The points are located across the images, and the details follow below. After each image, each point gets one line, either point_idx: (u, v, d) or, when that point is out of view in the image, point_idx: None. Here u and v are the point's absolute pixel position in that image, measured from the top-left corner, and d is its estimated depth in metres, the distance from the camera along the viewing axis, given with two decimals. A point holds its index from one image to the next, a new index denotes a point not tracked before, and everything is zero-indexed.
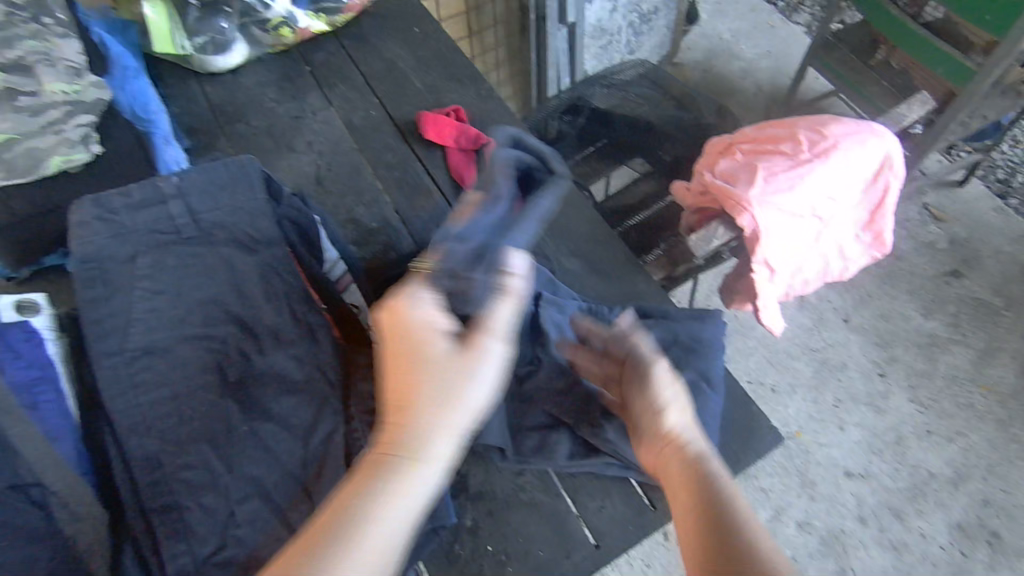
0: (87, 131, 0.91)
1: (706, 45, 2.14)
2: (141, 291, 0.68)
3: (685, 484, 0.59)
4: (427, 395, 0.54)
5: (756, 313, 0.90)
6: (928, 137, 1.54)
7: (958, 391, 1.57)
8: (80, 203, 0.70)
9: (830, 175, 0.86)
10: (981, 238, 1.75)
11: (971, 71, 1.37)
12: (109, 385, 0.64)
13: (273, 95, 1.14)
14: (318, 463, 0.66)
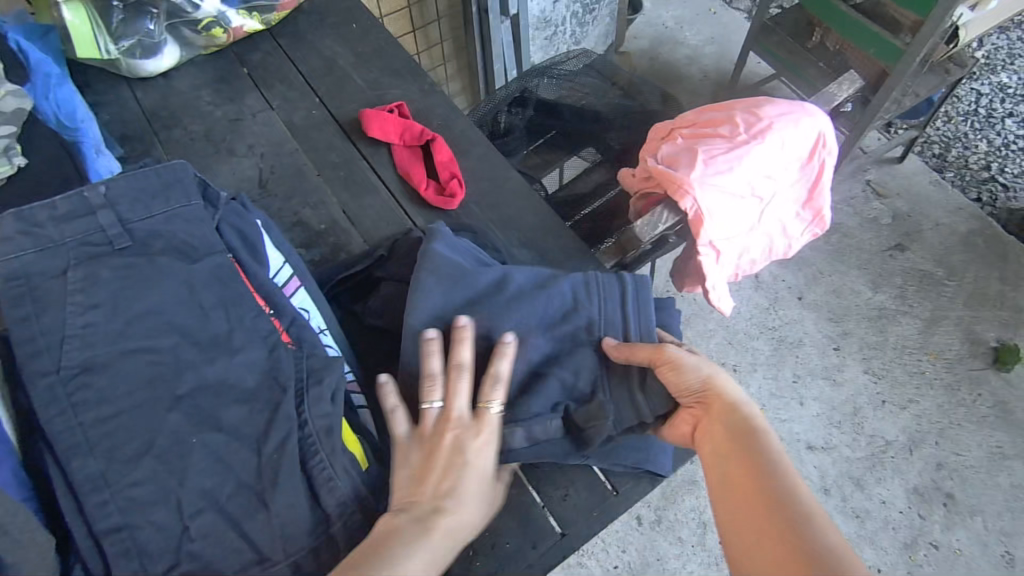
0: (8, 142, 0.88)
1: (651, 34, 2.17)
2: (74, 305, 0.65)
3: (754, 478, 0.63)
4: (435, 474, 0.63)
5: (706, 294, 0.92)
6: (864, 117, 1.59)
7: (908, 360, 1.64)
8: (1, 218, 0.66)
9: (766, 155, 0.88)
10: (921, 211, 1.82)
11: (900, 50, 1.43)
12: (45, 406, 0.61)
13: (210, 98, 1.10)
14: (273, 471, 0.64)
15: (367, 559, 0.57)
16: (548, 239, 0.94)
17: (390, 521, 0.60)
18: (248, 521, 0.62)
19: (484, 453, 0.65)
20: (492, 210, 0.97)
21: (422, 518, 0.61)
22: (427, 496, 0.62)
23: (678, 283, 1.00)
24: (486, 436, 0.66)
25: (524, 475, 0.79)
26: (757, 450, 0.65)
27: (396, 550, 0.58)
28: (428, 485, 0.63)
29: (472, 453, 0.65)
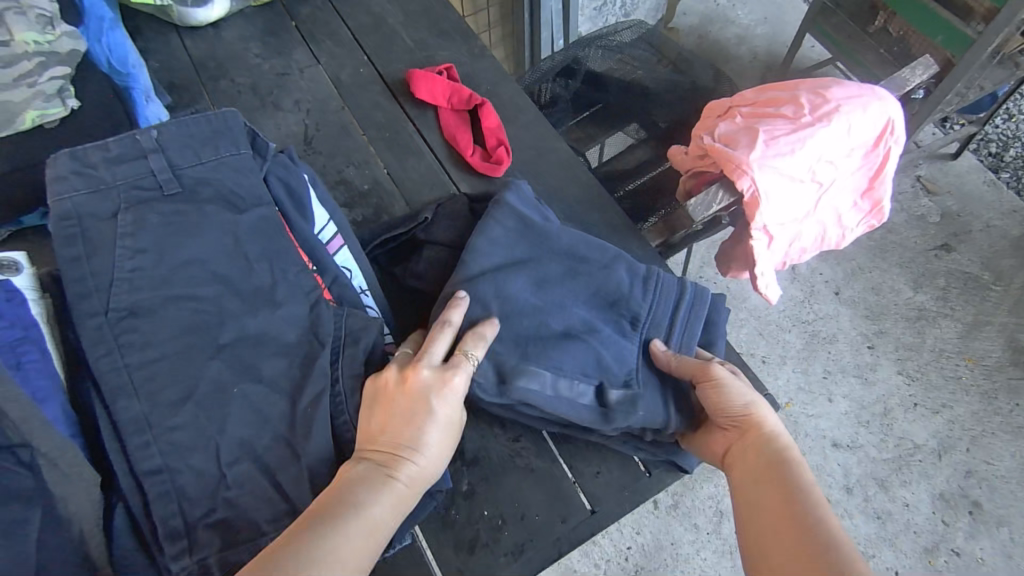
0: (62, 84, 0.88)
1: (702, 10, 2.10)
2: (123, 249, 0.65)
3: (777, 496, 0.63)
4: (406, 422, 0.61)
5: (753, 281, 0.90)
6: (924, 108, 1.52)
7: (944, 364, 1.59)
8: (56, 157, 0.66)
9: (831, 139, 0.85)
10: (972, 211, 1.75)
11: (969, 39, 1.36)
12: (92, 347, 0.62)
13: (258, 51, 1.09)
14: (306, 425, 0.63)
15: (322, 511, 0.55)
16: (592, 213, 0.92)
17: (356, 471, 0.59)
18: (282, 473, 0.62)
19: (450, 403, 0.63)
20: (536, 180, 0.95)
21: (384, 466, 0.59)
22: (394, 444, 0.61)
23: (722, 267, 0.97)
24: (456, 387, 0.63)
25: (557, 449, 0.78)
26: (791, 475, 0.64)
27: (357, 500, 0.57)
28: (393, 433, 0.61)
29: (440, 403, 0.62)
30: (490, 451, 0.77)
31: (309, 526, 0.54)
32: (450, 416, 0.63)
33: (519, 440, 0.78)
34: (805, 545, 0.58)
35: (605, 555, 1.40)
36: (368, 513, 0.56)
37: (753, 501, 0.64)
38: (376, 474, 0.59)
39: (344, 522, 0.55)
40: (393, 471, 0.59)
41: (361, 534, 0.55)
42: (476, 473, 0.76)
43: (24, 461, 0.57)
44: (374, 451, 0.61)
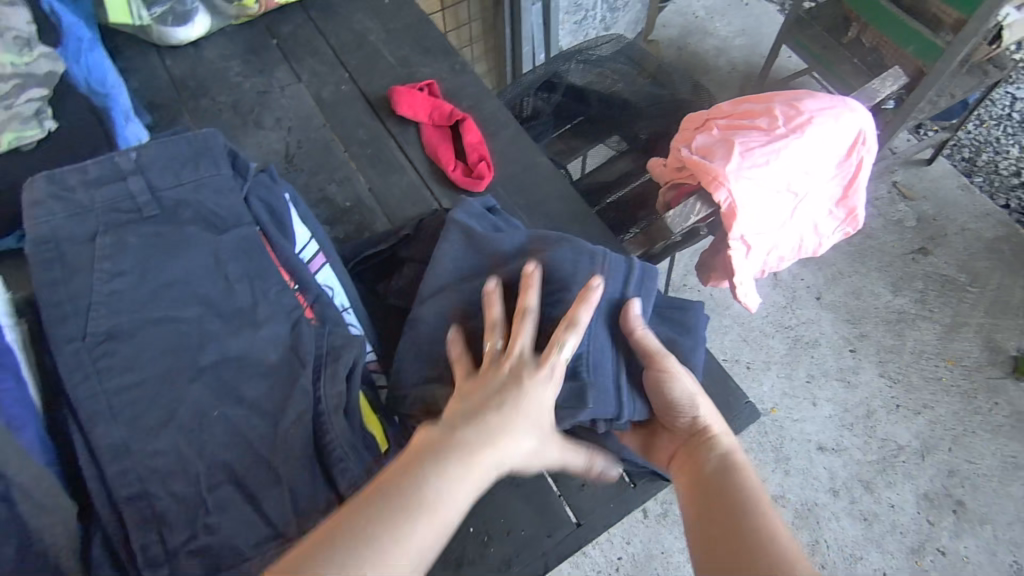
0: (39, 106, 0.87)
1: (681, 22, 2.13)
2: (101, 272, 0.64)
3: (717, 497, 0.62)
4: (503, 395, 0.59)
5: (733, 289, 0.91)
6: (898, 116, 1.56)
7: (925, 365, 1.62)
8: (33, 181, 0.66)
9: (805, 149, 0.86)
10: (947, 215, 1.79)
11: (940, 48, 1.39)
12: (70, 372, 0.61)
13: (239, 69, 1.09)
14: (287, 446, 0.63)
15: (385, 500, 0.51)
16: (573, 227, 0.93)
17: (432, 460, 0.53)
18: (265, 495, 0.61)
19: (545, 395, 0.60)
20: (518, 195, 0.96)
21: (467, 454, 0.54)
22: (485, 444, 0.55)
23: (703, 276, 0.98)
24: (546, 383, 0.60)
25: None
26: (737, 480, 0.63)
27: (432, 493, 0.51)
28: (485, 423, 0.56)
29: (531, 404, 0.58)
30: None
31: (362, 509, 0.50)
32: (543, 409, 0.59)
33: None
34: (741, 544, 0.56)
35: (596, 566, 1.40)
36: (442, 505, 0.51)
37: (695, 501, 0.64)
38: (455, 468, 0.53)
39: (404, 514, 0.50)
40: (475, 465, 0.54)
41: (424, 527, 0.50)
42: None
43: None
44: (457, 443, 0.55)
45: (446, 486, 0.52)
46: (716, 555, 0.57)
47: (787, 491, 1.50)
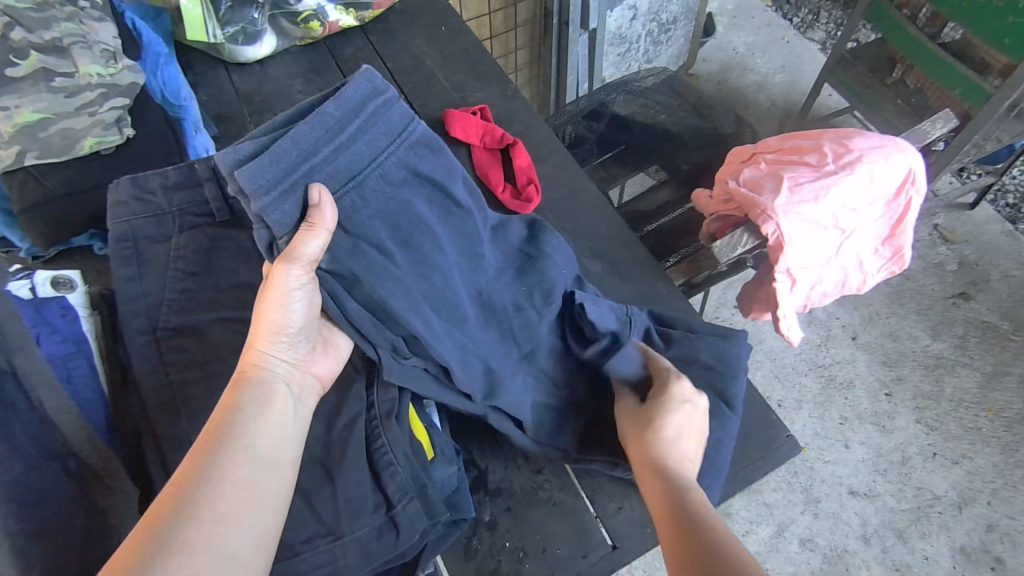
0: (120, 114, 0.93)
1: (721, 58, 2.16)
2: (175, 271, 0.69)
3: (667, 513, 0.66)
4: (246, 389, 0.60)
5: (775, 322, 0.91)
6: (943, 156, 1.55)
7: (964, 414, 1.58)
8: (119, 182, 0.70)
9: (853, 187, 0.87)
10: (990, 260, 1.76)
11: (987, 92, 1.37)
12: (142, 362, 0.65)
13: (301, 87, 1.15)
14: (341, 447, 0.65)
15: (200, 469, 0.53)
16: (618, 252, 0.94)
17: (218, 420, 0.57)
18: (316, 493, 0.63)
19: (299, 308, 0.63)
20: (564, 219, 0.98)
21: (219, 444, 0.55)
22: (252, 389, 0.60)
23: (744, 307, 0.99)
24: (299, 295, 0.62)
25: (579, 482, 0.79)
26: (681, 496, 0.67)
27: (234, 444, 0.55)
28: (228, 405, 0.58)
29: (277, 331, 0.63)
30: (513, 482, 0.79)
31: (191, 490, 0.52)
32: (296, 321, 0.63)
33: (542, 472, 0.79)
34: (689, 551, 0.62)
35: None
36: (250, 443, 0.56)
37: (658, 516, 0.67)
38: (239, 414, 0.58)
39: (232, 471, 0.54)
40: (253, 405, 0.59)
41: (252, 471, 0.55)
42: (499, 504, 0.77)
43: (72, 471, 0.59)
44: (232, 400, 0.59)
45: (240, 431, 0.57)
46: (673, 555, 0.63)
47: (815, 534, 1.46)
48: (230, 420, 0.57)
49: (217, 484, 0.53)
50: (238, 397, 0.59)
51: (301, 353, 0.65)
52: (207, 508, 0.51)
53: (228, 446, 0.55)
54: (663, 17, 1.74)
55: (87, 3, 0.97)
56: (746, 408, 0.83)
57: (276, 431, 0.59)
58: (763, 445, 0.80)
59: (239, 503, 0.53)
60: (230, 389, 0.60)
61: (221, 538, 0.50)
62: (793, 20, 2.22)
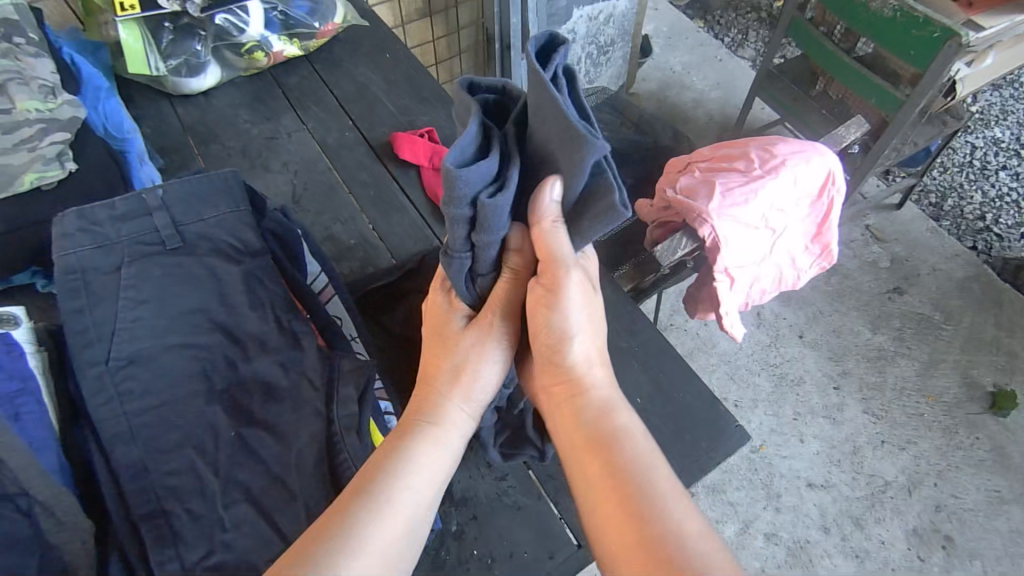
0: (62, 148, 0.92)
1: (660, 77, 2.26)
2: (126, 300, 0.68)
3: (601, 466, 0.52)
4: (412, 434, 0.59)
5: (718, 320, 0.96)
6: (866, 161, 1.65)
7: (906, 402, 1.67)
8: (63, 215, 0.70)
9: (779, 189, 0.93)
10: (918, 256, 1.88)
11: (899, 101, 1.48)
12: (93, 393, 0.64)
13: (248, 117, 1.16)
14: (303, 465, 0.65)
15: (378, 493, 0.53)
16: None
17: (410, 448, 0.57)
18: (280, 513, 0.62)
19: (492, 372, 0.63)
20: None
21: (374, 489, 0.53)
22: (442, 431, 0.60)
23: (690, 309, 1.04)
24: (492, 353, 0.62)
25: (542, 486, 0.82)
26: (615, 444, 0.53)
27: (410, 479, 0.55)
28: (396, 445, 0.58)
29: (475, 382, 0.62)
30: (478, 491, 0.80)
31: (365, 510, 0.51)
32: (491, 383, 0.63)
33: (506, 478, 0.81)
34: (633, 508, 0.48)
35: None
36: (411, 494, 0.54)
37: (591, 476, 0.52)
38: (420, 449, 0.57)
39: (404, 503, 0.53)
40: (434, 450, 0.58)
41: (416, 515, 0.54)
42: (465, 513, 0.79)
43: (23, 508, 0.58)
44: (420, 432, 0.59)
45: (416, 468, 0.56)
46: (609, 517, 0.49)
47: (778, 529, 1.51)
48: (391, 463, 0.56)
49: (391, 516, 0.52)
50: (405, 442, 0.58)
51: (479, 418, 0.64)
52: (372, 534, 0.50)
53: (386, 491, 0.53)
54: (601, 40, 1.82)
55: (23, 40, 0.97)
56: (697, 403, 0.87)
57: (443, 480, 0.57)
58: (714, 436, 0.84)
59: (391, 538, 0.51)
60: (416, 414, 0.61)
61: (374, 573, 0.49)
62: (724, 40, 2.35)
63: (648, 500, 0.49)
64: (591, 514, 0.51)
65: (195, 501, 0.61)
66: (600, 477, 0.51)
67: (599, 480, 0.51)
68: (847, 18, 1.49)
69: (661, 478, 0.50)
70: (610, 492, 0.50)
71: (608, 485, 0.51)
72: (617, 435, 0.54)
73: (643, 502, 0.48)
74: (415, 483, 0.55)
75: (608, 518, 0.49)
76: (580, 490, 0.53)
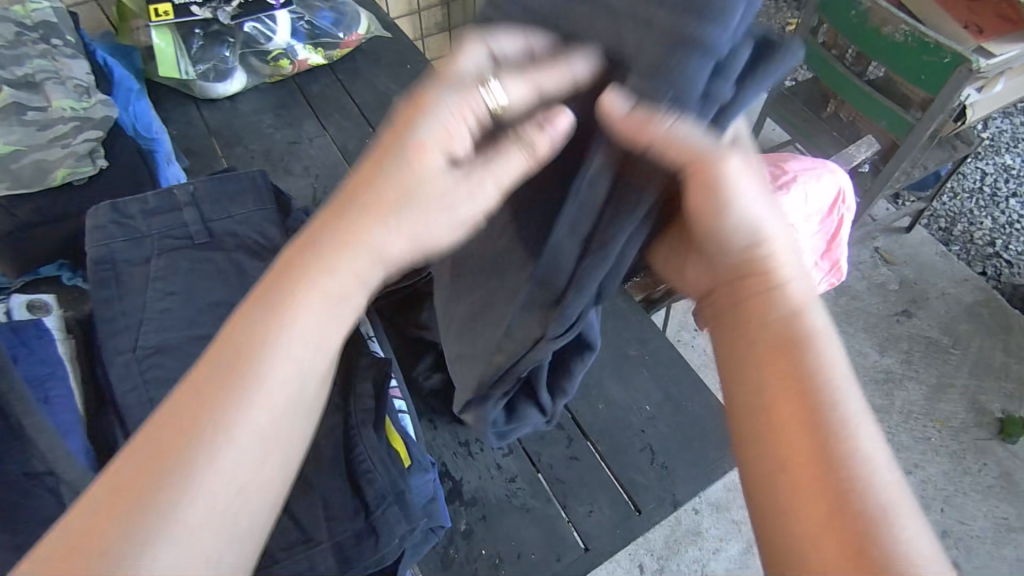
0: (94, 146, 0.95)
1: None
2: (153, 291, 0.71)
3: (784, 373, 0.45)
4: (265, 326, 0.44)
5: None
6: (876, 184, 1.66)
7: (913, 426, 1.67)
8: (97, 209, 0.73)
9: (791, 204, 0.95)
10: (927, 279, 1.88)
11: (909, 123, 1.50)
12: (120, 380, 0.66)
13: (271, 122, 1.19)
14: (316, 455, 0.67)
15: (232, 398, 0.42)
16: None
17: (274, 328, 0.44)
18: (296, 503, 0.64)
19: (442, 194, 0.46)
20: None
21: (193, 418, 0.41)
22: (325, 300, 0.45)
23: None
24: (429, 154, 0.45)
25: (551, 489, 0.82)
26: (805, 352, 0.45)
27: (273, 378, 0.43)
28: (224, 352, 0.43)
29: (384, 223, 0.45)
30: (487, 491, 0.81)
31: (210, 420, 0.41)
32: (422, 235, 0.47)
33: (516, 480, 0.82)
34: (821, 427, 0.42)
35: None
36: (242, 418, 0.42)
37: (766, 381, 0.45)
38: (288, 332, 0.44)
39: (261, 418, 0.42)
40: (286, 340, 0.44)
41: (281, 418, 0.43)
42: (474, 513, 0.80)
43: (51, 487, 0.60)
44: (291, 308, 0.44)
45: (282, 361, 0.43)
46: (785, 432, 0.43)
47: None
48: (220, 375, 0.42)
49: (239, 430, 0.42)
50: (257, 342, 0.43)
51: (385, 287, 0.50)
52: (225, 452, 0.41)
53: (215, 419, 0.41)
54: None
55: (60, 41, 1.02)
56: (706, 411, 0.87)
57: (325, 363, 0.46)
58: (723, 447, 0.84)
59: (257, 455, 0.42)
60: (289, 280, 0.45)
61: (225, 501, 0.41)
62: None
63: (837, 422, 0.42)
64: (756, 419, 0.45)
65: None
66: (782, 381, 0.45)
67: (780, 386, 0.45)
68: (859, 42, 1.52)
69: (860, 434, 0.42)
70: (794, 403, 0.43)
71: (791, 394, 0.44)
72: (813, 339, 0.45)
73: (832, 420, 0.42)
74: (251, 403, 0.42)
75: (786, 430, 0.43)
76: (743, 389, 0.47)
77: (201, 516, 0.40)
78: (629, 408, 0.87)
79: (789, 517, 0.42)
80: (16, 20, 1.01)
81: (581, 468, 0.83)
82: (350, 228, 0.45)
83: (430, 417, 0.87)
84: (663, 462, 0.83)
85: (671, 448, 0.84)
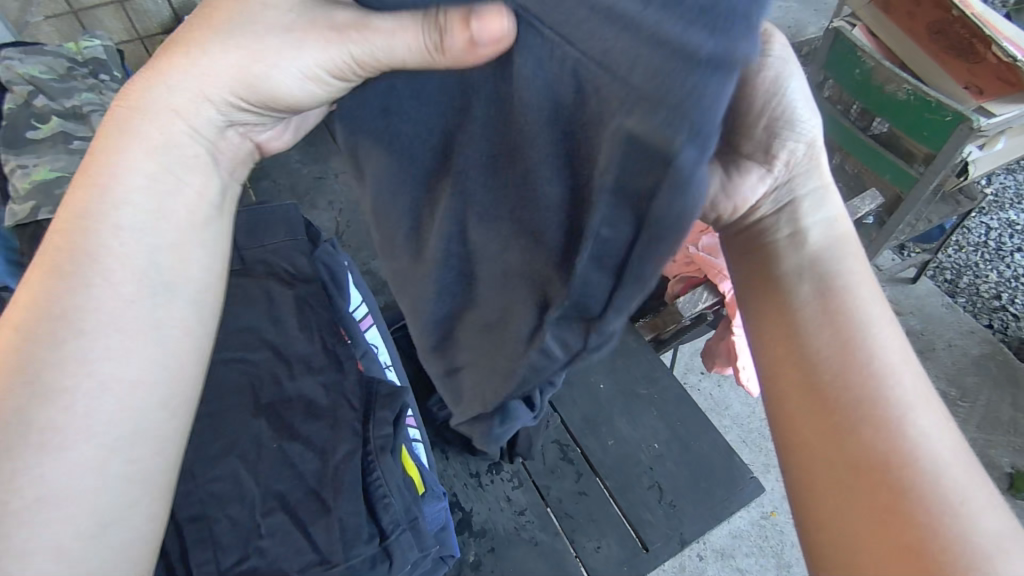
0: None
1: None
2: None
3: (817, 326, 0.43)
4: (84, 191, 0.41)
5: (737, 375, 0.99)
6: (881, 235, 1.70)
7: None
8: None
9: None
10: (933, 330, 1.90)
11: (913, 177, 1.55)
12: None
13: (299, 157, 1.24)
14: (336, 480, 0.68)
15: (46, 351, 0.38)
16: None
17: (78, 261, 0.39)
18: (313, 525, 0.65)
19: (298, 84, 0.41)
20: None
21: (43, 300, 0.38)
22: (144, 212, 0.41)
23: (707, 362, 1.07)
24: (253, 42, 0.41)
25: (560, 524, 0.83)
26: (843, 303, 0.44)
27: (99, 309, 0.39)
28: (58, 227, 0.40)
29: (162, 124, 0.42)
30: (496, 523, 0.82)
31: (23, 383, 0.37)
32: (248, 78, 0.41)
33: (524, 514, 0.83)
34: (857, 379, 0.41)
35: None
36: (89, 299, 0.39)
37: (801, 333, 0.44)
38: (104, 262, 0.40)
39: (101, 362, 0.38)
40: (130, 208, 0.41)
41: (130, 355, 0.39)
42: (483, 545, 0.81)
43: None
44: (93, 230, 0.40)
45: (96, 290, 0.39)
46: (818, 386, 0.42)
47: None
48: (73, 242, 0.40)
49: (75, 378, 0.37)
50: (89, 208, 0.40)
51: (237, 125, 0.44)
52: (82, 340, 0.38)
53: (67, 288, 0.39)
54: None
55: (108, 77, 1.10)
56: (713, 450, 0.89)
57: (163, 271, 0.41)
58: (730, 486, 0.86)
59: (100, 407, 0.38)
60: (76, 202, 0.41)
61: (75, 466, 0.37)
62: None
63: (869, 370, 0.41)
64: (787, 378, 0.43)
65: (234, 508, 0.65)
66: (814, 337, 0.43)
67: (815, 336, 0.43)
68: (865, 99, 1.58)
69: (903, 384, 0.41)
70: (827, 357, 0.42)
71: (822, 347, 0.43)
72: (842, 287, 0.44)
73: (866, 368, 0.41)
74: (107, 274, 0.40)
75: (823, 384, 0.42)
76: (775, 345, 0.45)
77: (42, 487, 0.36)
78: (638, 445, 0.89)
79: (821, 418, 0.41)
80: (68, 55, 1.09)
81: (591, 504, 0.84)
82: (127, 142, 0.42)
83: (443, 447, 0.88)
84: (671, 499, 0.84)
85: (679, 485, 0.85)
